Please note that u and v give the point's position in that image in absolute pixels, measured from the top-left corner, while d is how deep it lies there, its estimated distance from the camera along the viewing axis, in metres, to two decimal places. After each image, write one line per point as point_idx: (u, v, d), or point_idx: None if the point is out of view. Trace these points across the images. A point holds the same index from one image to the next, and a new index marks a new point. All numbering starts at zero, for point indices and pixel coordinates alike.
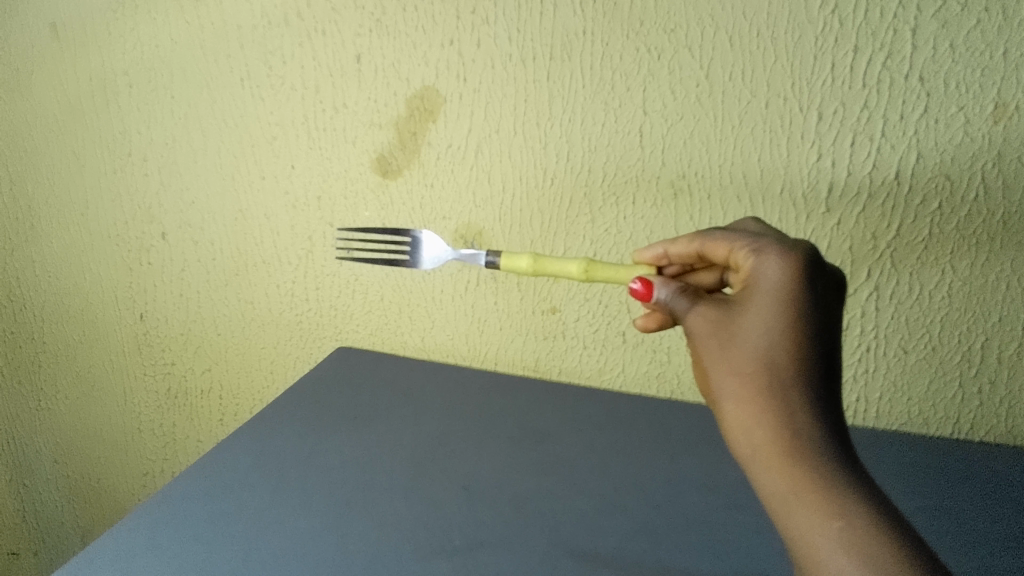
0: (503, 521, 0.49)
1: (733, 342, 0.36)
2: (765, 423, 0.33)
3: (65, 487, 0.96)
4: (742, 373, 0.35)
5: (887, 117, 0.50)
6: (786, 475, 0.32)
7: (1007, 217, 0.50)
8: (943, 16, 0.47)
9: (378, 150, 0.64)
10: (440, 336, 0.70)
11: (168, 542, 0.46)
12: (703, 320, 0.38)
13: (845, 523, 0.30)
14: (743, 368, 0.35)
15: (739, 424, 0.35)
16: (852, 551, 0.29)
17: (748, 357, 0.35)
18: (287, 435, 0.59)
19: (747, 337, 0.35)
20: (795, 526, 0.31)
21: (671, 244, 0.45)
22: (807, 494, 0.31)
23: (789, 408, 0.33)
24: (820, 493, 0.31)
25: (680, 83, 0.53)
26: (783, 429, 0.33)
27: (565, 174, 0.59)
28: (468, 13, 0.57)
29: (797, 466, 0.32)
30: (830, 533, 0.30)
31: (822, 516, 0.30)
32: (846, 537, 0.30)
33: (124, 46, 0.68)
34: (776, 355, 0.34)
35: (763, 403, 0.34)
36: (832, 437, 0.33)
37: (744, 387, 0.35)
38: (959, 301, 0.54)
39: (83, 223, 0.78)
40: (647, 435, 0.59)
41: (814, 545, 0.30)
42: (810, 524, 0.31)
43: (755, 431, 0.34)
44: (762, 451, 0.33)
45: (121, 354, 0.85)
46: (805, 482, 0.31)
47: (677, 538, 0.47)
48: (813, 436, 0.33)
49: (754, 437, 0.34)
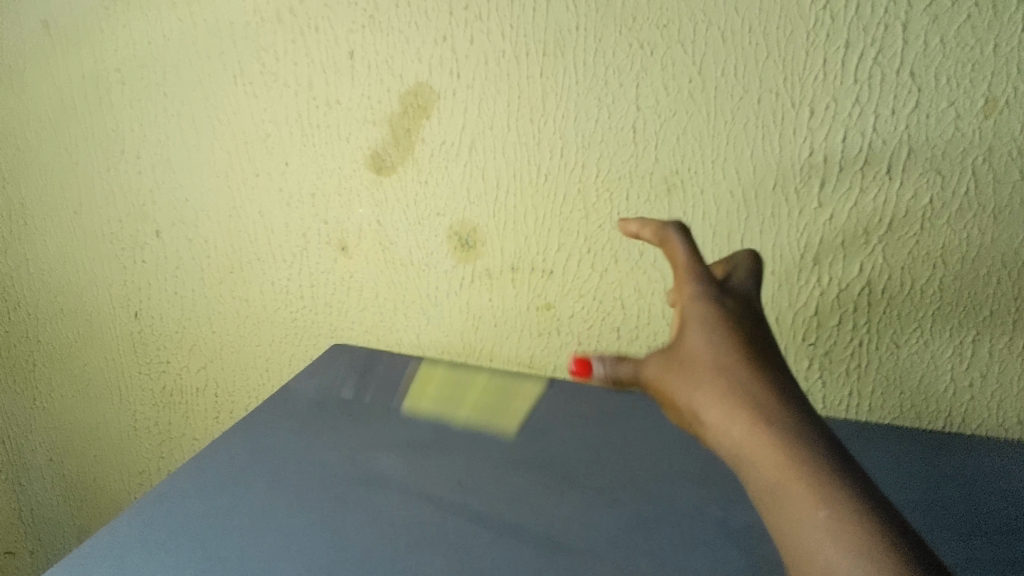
0: (498, 515, 0.49)
1: (709, 333, 0.36)
2: (745, 410, 0.33)
3: (60, 486, 0.96)
4: (720, 363, 0.34)
5: (878, 112, 0.50)
6: (771, 466, 0.31)
7: (997, 211, 0.50)
8: (933, 11, 0.47)
9: (372, 146, 0.64)
10: (435, 332, 0.71)
11: (164, 539, 0.46)
12: (680, 312, 0.38)
13: (832, 513, 0.29)
14: (721, 359, 0.34)
15: (718, 417, 0.33)
16: (843, 540, 0.28)
17: (725, 349, 0.35)
18: (282, 433, 0.58)
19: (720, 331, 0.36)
20: (785, 517, 0.30)
21: (640, 224, 0.42)
22: (793, 484, 0.30)
23: (766, 397, 0.33)
24: (806, 483, 0.30)
25: (673, 79, 0.54)
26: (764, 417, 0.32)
27: (559, 170, 0.59)
28: (461, 9, 0.57)
29: (779, 455, 0.31)
30: (816, 521, 0.29)
31: (809, 506, 0.29)
32: (835, 527, 0.28)
33: (116, 43, 0.68)
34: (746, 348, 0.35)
35: (737, 391, 0.33)
36: (809, 424, 0.32)
37: (721, 378, 0.34)
38: (949, 296, 0.54)
39: (77, 221, 0.78)
40: (641, 429, 0.60)
41: (803, 537, 0.29)
42: (798, 515, 0.30)
43: (735, 421, 0.32)
44: (744, 443, 0.32)
45: (116, 352, 0.85)
46: (789, 473, 0.30)
47: (671, 532, 0.47)
48: (791, 424, 0.32)
49: (735, 428, 0.32)
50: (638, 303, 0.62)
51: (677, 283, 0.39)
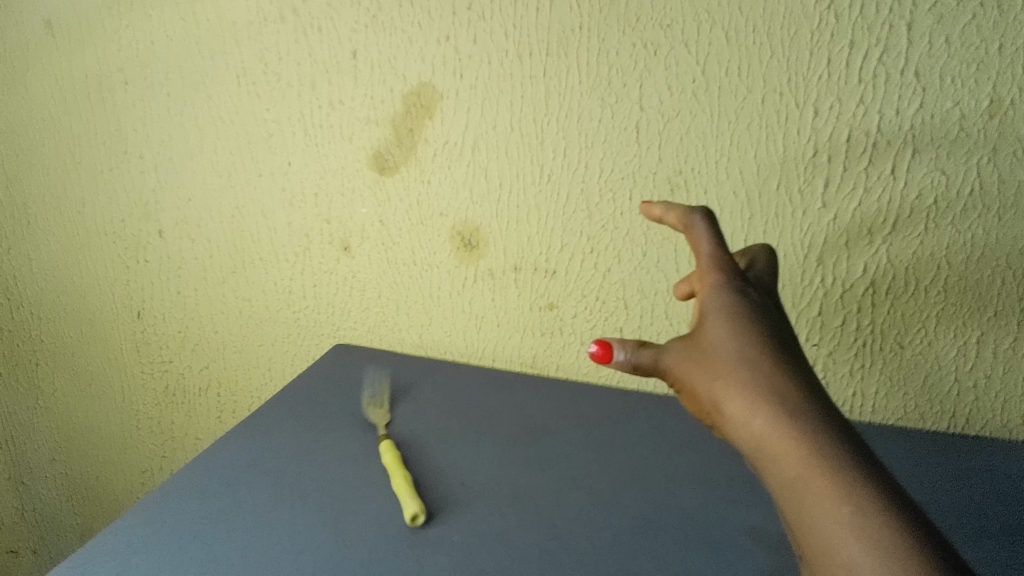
0: (502, 516, 0.49)
1: (733, 323, 0.35)
2: (767, 402, 0.32)
3: (63, 485, 0.96)
4: (743, 354, 0.34)
5: (883, 112, 0.50)
6: (793, 459, 0.30)
7: (1002, 211, 0.50)
8: (938, 11, 0.47)
9: (375, 146, 0.64)
10: (438, 332, 0.71)
11: (168, 539, 0.46)
12: (703, 299, 0.37)
13: (854, 509, 0.28)
14: (744, 351, 0.34)
15: (738, 409, 0.32)
16: (865, 537, 0.27)
17: (748, 340, 0.34)
18: (285, 434, 0.58)
19: (744, 321, 0.35)
20: (807, 513, 0.29)
21: (664, 210, 0.43)
22: (815, 479, 0.29)
23: (789, 391, 0.32)
24: (829, 478, 0.29)
25: (677, 79, 0.53)
26: (787, 410, 0.31)
27: (562, 170, 0.59)
28: (464, 9, 0.57)
29: (801, 449, 0.30)
30: (839, 518, 0.28)
31: (832, 502, 0.28)
32: (858, 523, 0.27)
33: (119, 43, 0.68)
34: (770, 339, 0.34)
35: (758, 383, 0.32)
36: (834, 419, 0.31)
37: (744, 369, 0.33)
38: (954, 296, 0.53)
39: (80, 221, 0.78)
40: (644, 430, 0.60)
41: (824, 533, 0.28)
42: (820, 511, 0.28)
43: (757, 414, 0.31)
44: (767, 436, 0.31)
45: (118, 352, 0.85)
46: (812, 467, 0.29)
47: (675, 532, 0.47)
48: (814, 418, 0.31)
49: (756, 420, 0.31)
50: (641, 303, 0.62)
51: (699, 269, 0.39)
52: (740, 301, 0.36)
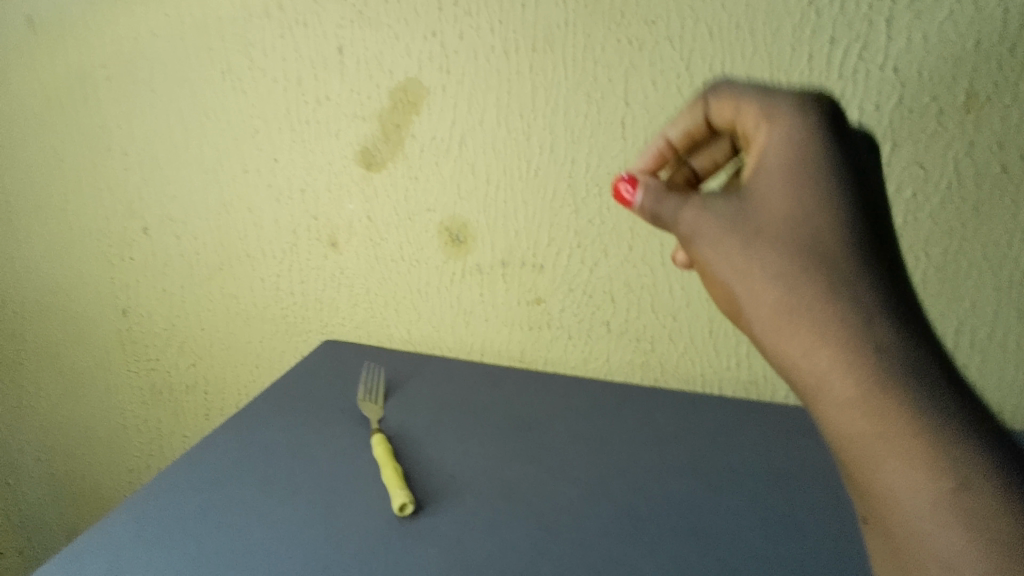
0: (490, 507, 0.49)
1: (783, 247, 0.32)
2: (832, 338, 0.29)
3: (49, 485, 0.95)
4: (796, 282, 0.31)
5: (863, 107, 0.51)
6: (860, 407, 0.28)
7: (977, 204, 0.51)
8: (915, 7, 0.47)
9: (361, 142, 0.64)
10: (427, 328, 0.71)
11: (158, 536, 0.46)
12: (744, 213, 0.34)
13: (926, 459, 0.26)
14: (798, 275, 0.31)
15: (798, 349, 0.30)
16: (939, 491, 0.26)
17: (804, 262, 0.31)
18: (274, 428, 0.58)
19: (813, 234, 0.31)
20: (872, 459, 0.27)
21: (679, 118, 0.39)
22: (883, 425, 0.27)
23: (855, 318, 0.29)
24: (898, 424, 0.27)
25: (661, 75, 0.54)
26: (862, 357, 0.28)
27: (549, 166, 0.60)
28: (451, 5, 0.57)
29: (869, 393, 0.28)
30: (909, 471, 0.26)
31: (902, 463, 0.27)
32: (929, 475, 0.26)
33: (102, 37, 0.67)
34: (849, 257, 0.30)
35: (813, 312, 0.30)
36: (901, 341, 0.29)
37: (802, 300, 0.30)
38: (932, 287, 0.55)
39: (63, 219, 0.78)
40: (631, 422, 0.60)
41: (892, 485, 0.27)
42: (888, 463, 0.27)
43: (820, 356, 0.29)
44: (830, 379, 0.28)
45: (104, 350, 0.84)
46: (879, 412, 0.27)
47: (661, 521, 0.48)
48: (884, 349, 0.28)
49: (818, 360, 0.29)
50: (627, 297, 0.63)
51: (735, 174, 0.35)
52: (810, 208, 0.32)
